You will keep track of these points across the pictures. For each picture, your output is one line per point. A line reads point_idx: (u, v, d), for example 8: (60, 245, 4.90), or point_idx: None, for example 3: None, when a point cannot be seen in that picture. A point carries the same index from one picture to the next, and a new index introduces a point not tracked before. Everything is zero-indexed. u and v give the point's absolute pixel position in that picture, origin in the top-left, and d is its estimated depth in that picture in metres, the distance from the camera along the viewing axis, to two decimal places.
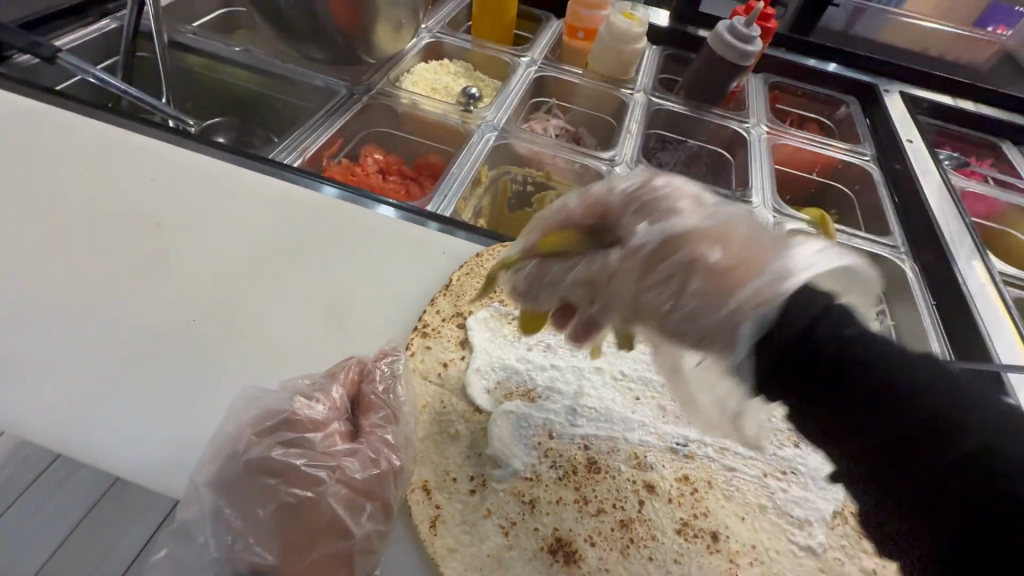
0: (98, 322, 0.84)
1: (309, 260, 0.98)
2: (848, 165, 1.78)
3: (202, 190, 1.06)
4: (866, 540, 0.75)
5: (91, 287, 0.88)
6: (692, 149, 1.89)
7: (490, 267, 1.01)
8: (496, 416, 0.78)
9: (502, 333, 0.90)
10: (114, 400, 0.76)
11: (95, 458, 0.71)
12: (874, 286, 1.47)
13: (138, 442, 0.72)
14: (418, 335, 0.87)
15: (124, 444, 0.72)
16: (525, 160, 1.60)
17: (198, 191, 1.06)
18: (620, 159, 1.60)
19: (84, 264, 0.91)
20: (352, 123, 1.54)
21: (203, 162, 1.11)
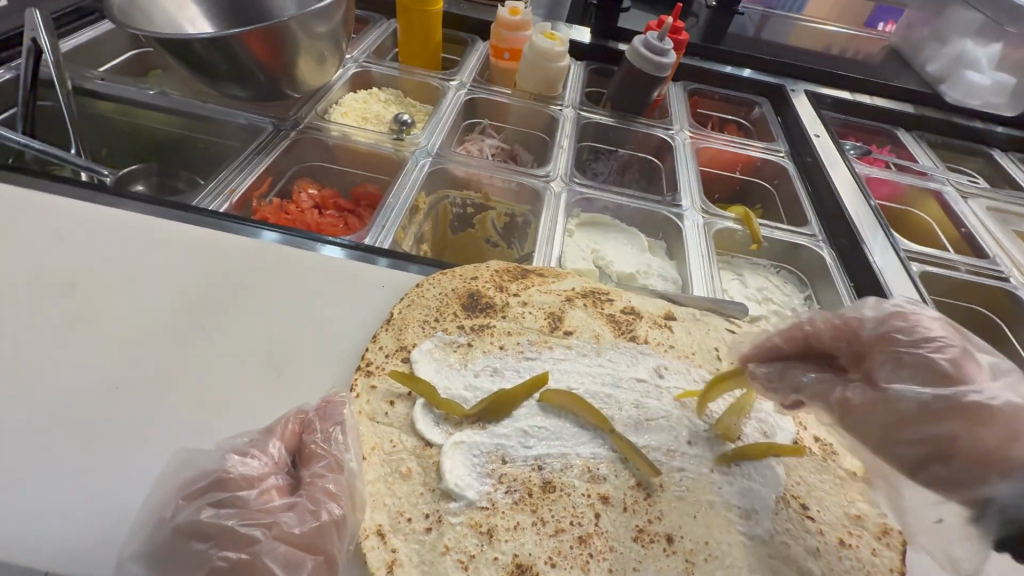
0: (6, 397, 0.77)
1: (242, 309, 0.95)
2: (765, 163, 1.90)
3: (118, 244, 1.01)
4: (807, 520, 0.80)
5: None
6: (623, 158, 1.97)
7: (432, 296, 1.01)
8: (447, 448, 0.78)
9: (448, 362, 0.90)
10: (27, 484, 0.70)
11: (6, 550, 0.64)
12: (801, 273, 1.57)
13: (58, 525, 0.67)
14: (362, 375, 0.86)
15: (42, 529, 0.66)
16: (463, 183, 1.62)
17: (115, 247, 1.00)
18: (555, 174, 1.64)
19: None
20: (282, 159, 1.50)
21: (119, 214, 1.06)
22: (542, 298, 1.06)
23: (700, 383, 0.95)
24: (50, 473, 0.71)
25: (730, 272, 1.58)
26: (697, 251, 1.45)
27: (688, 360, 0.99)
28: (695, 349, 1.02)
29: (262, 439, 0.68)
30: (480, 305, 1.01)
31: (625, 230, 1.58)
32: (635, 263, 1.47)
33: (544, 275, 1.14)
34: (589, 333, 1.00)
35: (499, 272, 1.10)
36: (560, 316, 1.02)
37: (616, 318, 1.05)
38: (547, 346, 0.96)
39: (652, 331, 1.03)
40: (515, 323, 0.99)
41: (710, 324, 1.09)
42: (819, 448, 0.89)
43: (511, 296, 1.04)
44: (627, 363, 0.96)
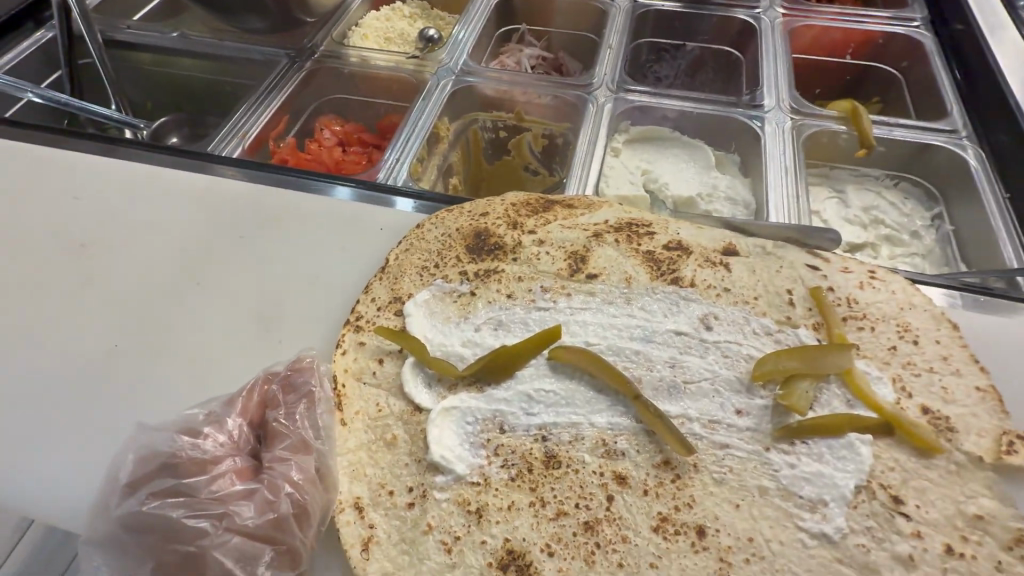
0: (25, 357, 0.80)
1: (237, 261, 0.89)
2: (890, 38, 1.44)
3: (125, 198, 0.98)
4: (900, 519, 0.60)
5: (18, 320, 0.84)
6: (693, 54, 1.61)
7: (433, 238, 0.88)
8: (436, 416, 0.68)
9: (446, 315, 0.79)
10: (37, 442, 0.72)
11: (19, 504, 0.67)
12: (930, 184, 1.20)
13: (60, 483, 0.68)
14: (350, 330, 0.77)
15: (47, 487, 0.68)
16: (493, 103, 1.42)
17: (122, 201, 0.98)
18: (601, 82, 1.37)
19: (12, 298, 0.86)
20: (299, 94, 1.40)
21: (127, 167, 1.03)
22: (562, 235, 0.88)
23: (761, 336, 0.75)
24: (56, 432, 0.72)
25: (827, 189, 1.24)
26: (781, 164, 1.15)
27: (748, 307, 0.78)
28: (760, 292, 0.79)
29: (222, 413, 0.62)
30: (487, 246, 0.86)
31: (688, 144, 1.29)
32: (697, 185, 1.21)
33: (572, 206, 0.95)
34: (619, 276, 0.81)
35: (516, 206, 0.94)
36: (584, 256, 0.84)
37: (656, 255, 0.84)
38: (564, 294, 0.80)
39: (702, 271, 0.82)
40: (528, 266, 0.83)
41: (785, 258, 0.84)
42: (929, 423, 0.66)
43: (525, 234, 0.88)
44: (665, 312, 0.77)
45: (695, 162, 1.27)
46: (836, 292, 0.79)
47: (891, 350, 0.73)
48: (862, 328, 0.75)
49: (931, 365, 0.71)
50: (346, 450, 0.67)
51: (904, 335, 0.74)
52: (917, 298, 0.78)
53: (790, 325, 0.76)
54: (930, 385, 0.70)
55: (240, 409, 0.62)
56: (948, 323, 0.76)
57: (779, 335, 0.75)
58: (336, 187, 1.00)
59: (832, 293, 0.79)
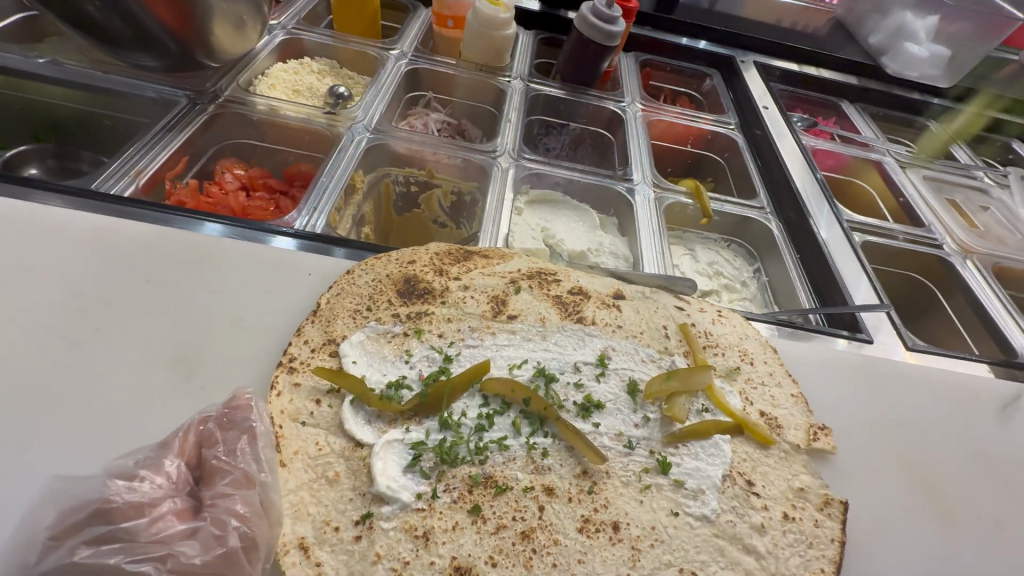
0: None
1: (144, 304, 0.86)
2: (715, 135, 1.89)
3: (2, 238, 0.90)
4: (753, 497, 0.79)
5: None
6: (575, 133, 1.92)
7: (364, 283, 0.94)
8: (379, 449, 0.72)
9: (382, 355, 0.84)
10: None
11: None
12: (750, 247, 1.58)
13: None
14: (284, 372, 0.79)
15: None
16: (405, 159, 1.52)
17: (1, 241, 0.90)
18: (503, 150, 1.56)
19: None
20: (200, 136, 1.36)
21: (2, 204, 0.95)
22: (484, 281, 1.00)
23: (648, 362, 0.93)
24: None
25: (682, 248, 1.56)
26: (648, 227, 1.42)
27: (637, 340, 0.96)
28: (644, 327, 0.99)
29: (156, 457, 0.62)
30: (417, 291, 0.94)
31: (576, 208, 1.53)
32: (586, 241, 1.43)
33: (488, 256, 1.08)
34: (535, 316, 0.95)
35: (439, 254, 1.03)
36: (504, 299, 0.97)
37: (563, 299, 1.00)
38: (490, 333, 0.90)
39: (600, 311, 0.99)
40: (456, 308, 0.93)
41: (659, 301, 1.06)
42: (765, 422, 0.89)
43: (451, 280, 0.98)
44: (574, 345, 0.92)
45: (582, 222, 1.50)
46: (697, 326, 1.02)
47: (736, 369, 0.96)
48: (716, 353, 0.98)
49: (763, 378, 0.96)
50: (286, 490, 0.68)
51: (744, 358, 0.98)
52: (750, 330, 1.04)
53: (668, 353, 0.95)
54: (763, 394, 0.93)
55: (179, 441, 0.63)
56: (772, 349, 1.02)
57: (661, 361, 0.94)
58: (260, 233, 1.02)
59: (694, 327, 1.02)
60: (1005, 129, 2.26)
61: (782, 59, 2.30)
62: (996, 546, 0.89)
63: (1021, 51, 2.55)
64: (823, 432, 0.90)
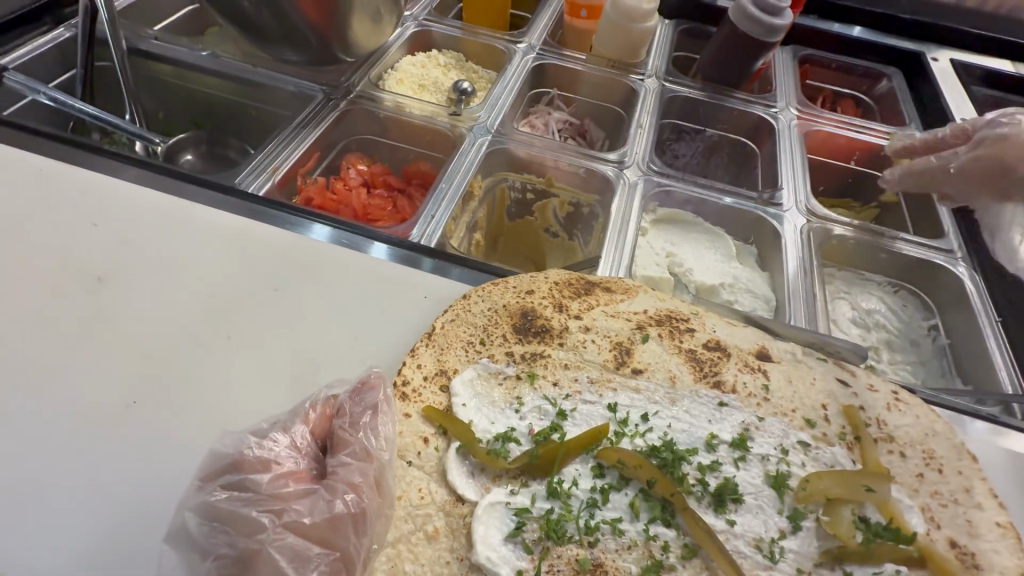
0: (42, 398, 0.77)
1: (268, 313, 0.88)
2: (890, 152, 1.57)
3: (155, 233, 0.97)
4: None
5: (35, 356, 0.80)
6: (711, 140, 1.70)
7: (478, 312, 0.87)
8: (481, 511, 0.66)
9: (491, 399, 0.77)
10: (52, 495, 0.69)
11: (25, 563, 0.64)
12: (928, 297, 1.28)
13: (69, 547, 0.65)
14: (396, 398, 0.74)
15: (54, 551, 0.65)
16: (524, 165, 1.43)
17: (154, 236, 0.96)
18: (630, 160, 1.42)
19: (30, 332, 0.83)
20: (331, 132, 1.38)
21: (154, 197, 1.02)
22: (607, 324, 0.88)
23: (798, 450, 0.77)
24: (71, 487, 0.69)
25: (834, 288, 1.30)
26: (797, 262, 1.21)
27: (787, 420, 0.80)
28: (796, 403, 0.82)
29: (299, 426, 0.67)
30: (533, 328, 0.85)
31: (708, 232, 1.34)
32: (718, 273, 1.25)
33: (611, 290, 0.97)
34: (663, 374, 0.83)
35: (558, 285, 0.94)
36: (629, 348, 0.85)
37: (697, 355, 0.86)
38: (610, 389, 0.80)
39: (742, 376, 0.84)
40: (574, 354, 0.83)
41: (816, 369, 0.88)
42: (956, 557, 0.69)
43: (571, 319, 0.88)
44: (708, 417, 0.78)
45: (716, 249, 1.31)
46: (866, 411, 0.82)
47: (919, 477, 0.76)
48: (891, 452, 0.78)
49: (955, 495, 0.75)
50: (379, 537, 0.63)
51: (930, 463, 0.78)
52: (940, 425, 0.82)
53: (826, 442, 0.78)
54: (955, 517, 0.73)
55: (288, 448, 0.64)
56: (968, 454, 0.80)
57: (816, 452, 0.77)
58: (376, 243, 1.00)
59: (863, 411, 0.82)
60: None
61: (988, 57, 1.85)
62: None
63: None
64: None
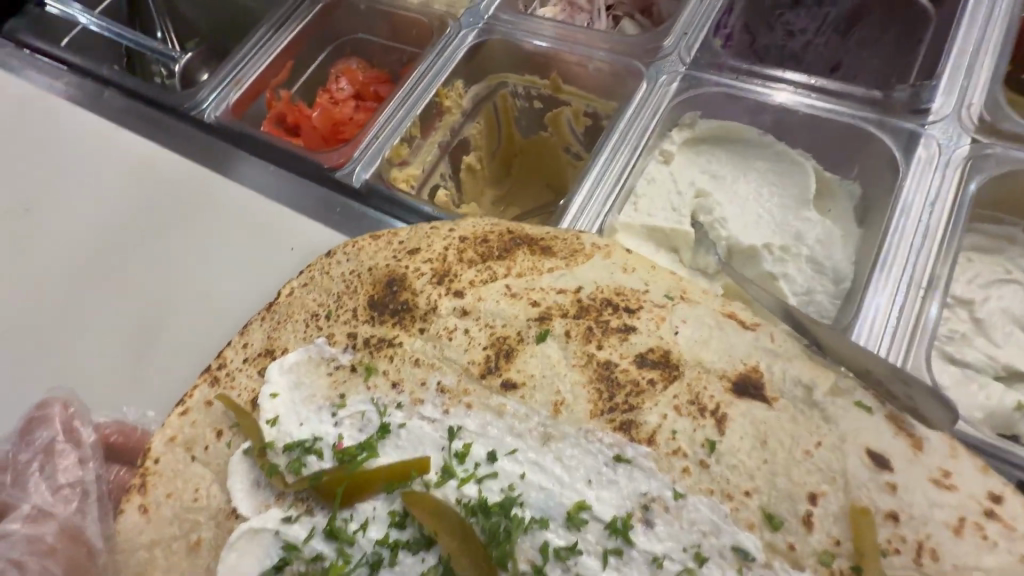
0: None
1: (145, 259, 0.90)
2: None
3: (84, 163, 1.02)
4: None
5: None
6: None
7: (338, 276, 0.68)
8: (241, 535, 0.54)
9: (311, 392, 0.61)
10: None
11: None
12: None
13: None
14: (206, 381, 0.64)
15: None
16: (530, 60, 1.09)
17: (82, 167, 1.01)
18: (673, 48, 0.98)
19: None
20: (309, 34, 1.21)
21: (91, 125, 1.05)
22: (496, 308, 0.62)
23: (725, 562, 0.46)
24: None
25: (1003, 262, 0.76)
26: (913, 219, 0.72)
27: (728, 507, 0.48)
28: (761, 483, 0.48)
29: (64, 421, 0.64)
30: (395, 304, 0.64)
31: (780, 158, 0.87)
32: (773, 228, 0.81)
33: (538, 254, 0.67)
34: (545, 395, 0.55)
35: (461, 244, 0.69)
36: (511, 348, 0.59)
37: (614, 372, 0.56)
38: (461, 404, 0.57)
39: (675, 418, 0.52)
40: (433, 347, 0.61)
41: (834, 425, 0.51)
42: None
43: (449, 295, 0.63)
44: (590, 475, 0.51)
45: (766, 182, 0.86)
46: (902, 522, 0.45)
47: None
48: None
49: None
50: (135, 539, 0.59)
51: None
52: None
53: (790, 561, 0.45)
54: None
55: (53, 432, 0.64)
56: None
57: (760, 574, 0.45)
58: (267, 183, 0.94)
59: (895, 523, 0.45)
60: None
61: None
62: None
63: None
64: None
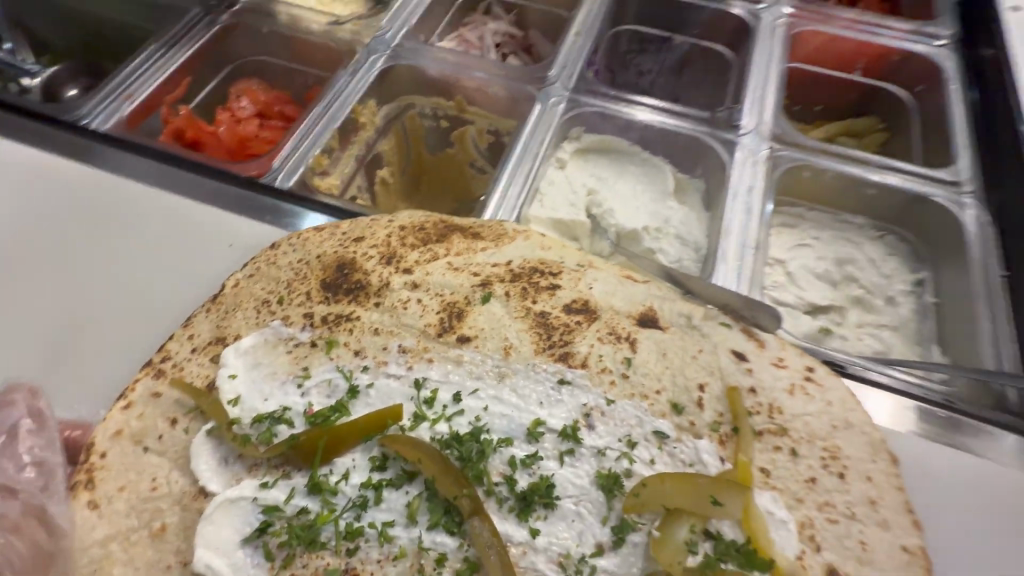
0: None
1: (59, 264, 0.84)
2: (907, 57, 1.22)
3: None
4: None
5: None
6: (681, 51, 1.38)
7: (286, 264, 0.72)
8: (216, 508, 0.54)
9: (272, 369, 0.63)
10: None
11: None
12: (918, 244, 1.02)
13: None
14: (149, 375, 0.63)
15: None
16: (435, 86, 1.22)
17: None
18: (556, 76, 1.18)
19: None
20: (206, 52, 1.20)
21: None
22: (443, 279, 0.71)
23: (650, 442, 0.60)
24: None
25: (799, 233, 1.05)
26: (742, 202, 0.97)
27: (645, 404, 0.62)
28: (665, 383, 0.64)
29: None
30: (348, 285, 0.70)
31: (646, 164, 1.10)
32: (648, 215, 1.02)
33: (471, 237, 0.78)
34: (496, 343, 0.66)
35: (402, 231, 0.77)
36: (461, 310, 0.69)
37: (549, 319, 0.68)
38: (423, 360, 0.65)
39: (600, 346, 0.66)
40: (390, 316, 0.68)
41: (709, 338, 0.69)
42: None
43: (399, 272, 0.71)
44: (541, 398, 0.62)
45: (639, 182, 1.08)
46: (758, 394, 0.64)
47: (808, 483, 0.58)
48: (778, 449, 0.60)
49: (853, 509, 0.57)
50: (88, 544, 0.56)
51: (829, 465, 0.59)
52: (857, 416, 0.63)
53: (692, 433, 0.61)
54: (846, 538, 0.56)
55: None
56: (889, 453, 0.61)
57: (674, 446, 0.60)
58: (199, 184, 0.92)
59: (754, 396, 0.64)
60: None
61: None
62: None
63: None
64: None
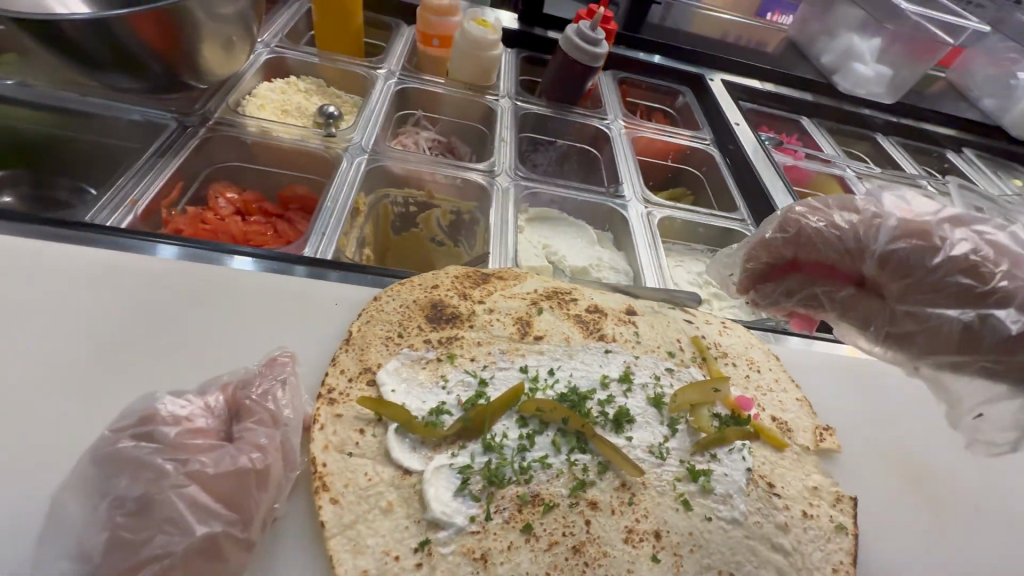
0: None
1: (154, 340, 0.85)
2: (694, 151, 1.99)
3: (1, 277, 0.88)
4: (775, 498, 0.85)
5: None
6: (562, 150, 1.98)
7: (392, 310, 0.94)
8: (429, 475, 0.74)
9: (418, 381, 0.85)
10: None
11: None
12: None
13: None
14: (325, 404, 0.79)
15: None
16: (403, 181, 1.51)
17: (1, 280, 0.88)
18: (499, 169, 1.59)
19: None
20: (191, 161, 1.31)
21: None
22: (506, 304, 1.02)
23: (667, 374, 0.98)
24: None
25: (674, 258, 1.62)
26: (644, 241, 1.48)
27: (656, 355, 1.01)
28: (659, 342, 1.04)
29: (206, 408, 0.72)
30: (445, 316, 0.95)
31: (574, 225, 1.57)
32: (587, 257, 1.48)
33: (504, 277, 1.09)
34: (559, 336, 0.98)
35: (460, 278, 1.05)
36: (528, 321, 1.00)
37: (583, 317, 1.04)
38: (519, 354, 0.93)
39: (619, 328, 1.04)
40: (484, 332, 0.95)
41: (670, 315, 1.12)
42: (777, 426, 0.96)
43: (476, 304, 1.00)
44: (600, 362, 0.96)
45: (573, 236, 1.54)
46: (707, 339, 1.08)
47: (746, 378, 1.03)
48: (728, 364, 1.04)
49: (770, 386, 1.03)
50: (306, 512, 0.71)
51: (752, 367, 1.05)
52: (754, 341, 1.11)
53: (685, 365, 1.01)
54: (773, 400, 1.00)
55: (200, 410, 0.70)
56: (774, 356, 1.09)
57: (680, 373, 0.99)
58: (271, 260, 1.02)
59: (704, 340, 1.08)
60: (939, 140, 2.40)
61: (749, 73, 2.40)
62: (989, 535, 0.97)
63: (948, 69, 2.70)
64: (828, 433, 0.99)
